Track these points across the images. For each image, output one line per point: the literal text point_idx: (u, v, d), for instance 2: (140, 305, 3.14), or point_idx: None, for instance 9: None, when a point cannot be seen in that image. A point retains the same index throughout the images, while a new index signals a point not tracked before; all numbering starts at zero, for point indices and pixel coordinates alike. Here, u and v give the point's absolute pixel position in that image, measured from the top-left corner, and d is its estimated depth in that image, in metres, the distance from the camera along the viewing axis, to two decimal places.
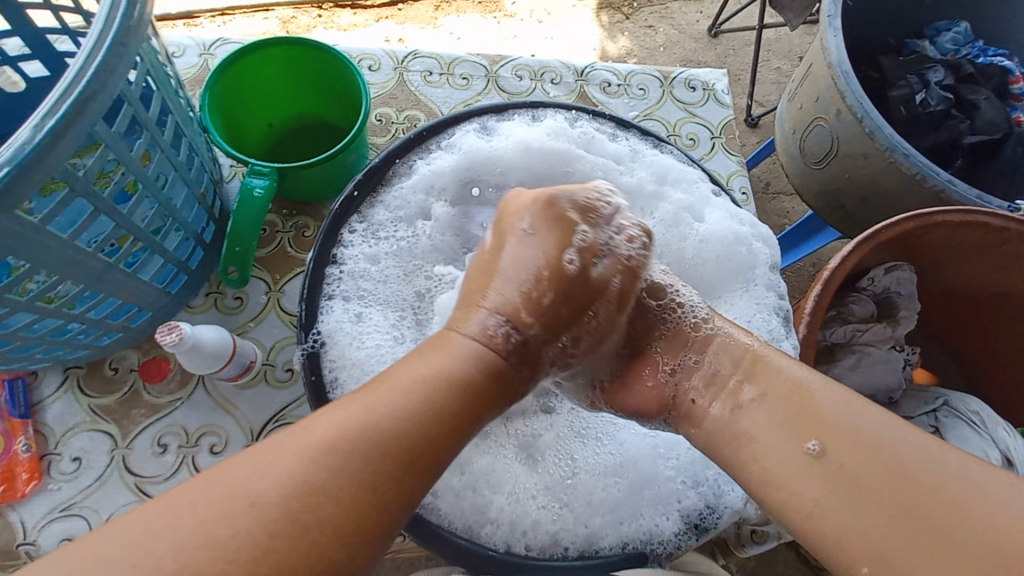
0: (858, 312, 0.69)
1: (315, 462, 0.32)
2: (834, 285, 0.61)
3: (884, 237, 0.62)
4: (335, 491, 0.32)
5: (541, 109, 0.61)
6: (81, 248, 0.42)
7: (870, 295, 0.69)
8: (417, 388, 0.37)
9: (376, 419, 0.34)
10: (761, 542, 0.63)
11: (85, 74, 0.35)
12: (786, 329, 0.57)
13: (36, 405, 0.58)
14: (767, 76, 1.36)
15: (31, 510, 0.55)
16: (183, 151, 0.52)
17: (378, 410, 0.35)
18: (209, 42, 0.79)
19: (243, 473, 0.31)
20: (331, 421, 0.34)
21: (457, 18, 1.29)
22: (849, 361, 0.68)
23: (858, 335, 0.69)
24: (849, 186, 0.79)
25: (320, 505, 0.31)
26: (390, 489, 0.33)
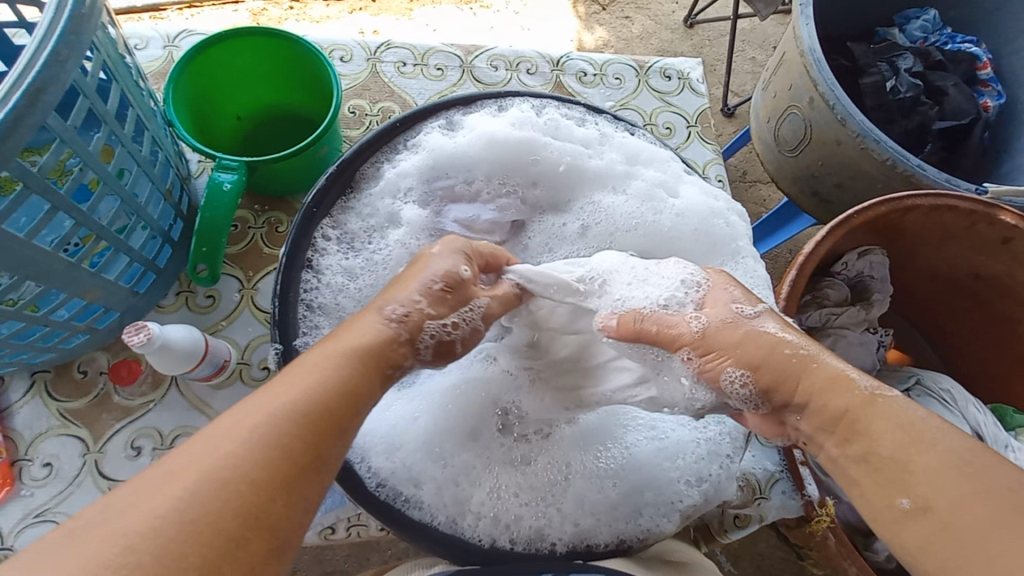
0: (833, 296, 0.71)
1: (231, 462, 0.30)
2: (810, 269, 0.64)
3: (856, 223, 0.64)
4: (264, 461, 0.30)
5: (508, 99, 0.60)
6: (40, 247, 0.40)
7: (844, 279, 0.72)
8: (324, 367, 0.35)
9: (291, 416, 0.32)
10: (744, 527, 0.65)
11: (34, 65, 0.33)
12: (757, 263, 0.59)
13: (3, 411, 0.56)
14: (742, 66, 1.38)
15: (1, 519, 0.53)
16: (146, 146, 0.50)
17: (283, 397, 0.33)
18: (175, 34, 0.77)
19: (194, 456, 0.29)
20: (257, 413, 0.32)
21: (432, 10, 1.29)
22: (825, 344, 0.71)
23: (832, 319, 0.71)
24: (822, 172, 0.81)
25: (256, 474, 0.30)
26: (303, 467, 0.31)
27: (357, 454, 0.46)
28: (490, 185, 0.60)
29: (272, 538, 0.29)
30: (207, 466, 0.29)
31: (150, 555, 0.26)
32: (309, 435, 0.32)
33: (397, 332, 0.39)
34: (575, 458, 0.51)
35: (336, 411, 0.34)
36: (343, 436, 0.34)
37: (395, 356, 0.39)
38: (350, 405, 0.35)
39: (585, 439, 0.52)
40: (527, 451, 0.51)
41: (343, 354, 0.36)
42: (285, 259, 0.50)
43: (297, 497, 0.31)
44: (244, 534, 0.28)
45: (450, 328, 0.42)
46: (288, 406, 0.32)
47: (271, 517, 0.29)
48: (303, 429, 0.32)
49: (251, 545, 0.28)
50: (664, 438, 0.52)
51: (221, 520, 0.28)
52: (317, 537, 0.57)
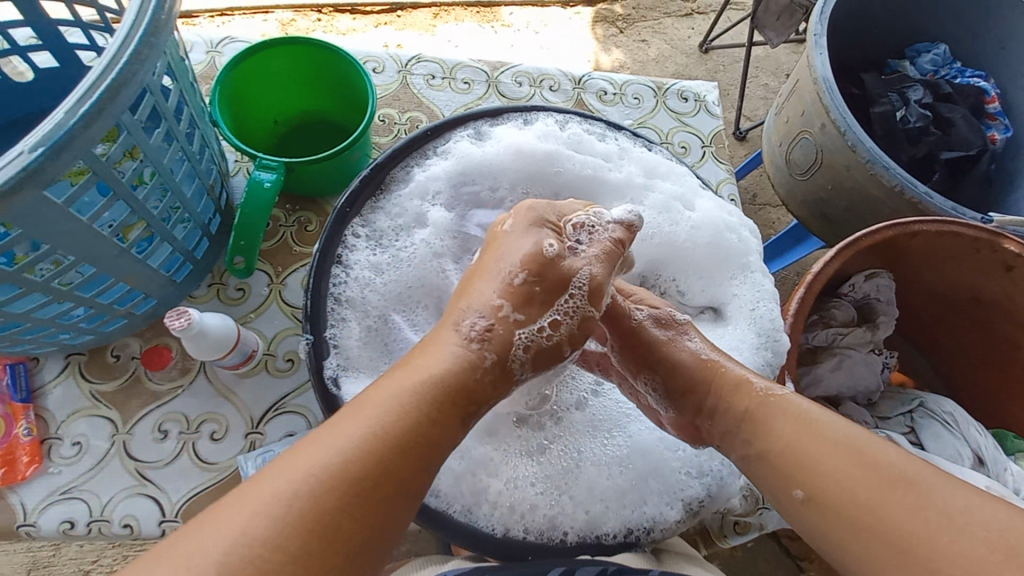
0: (840, 317, 0.73)
1: (287, 508, 0.31)
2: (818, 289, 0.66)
3: (863, 246, 0.66)
4: (319, 512, 0.32)
5: (533, 113, 0.63)
6: (99, 230, 0.43)
7: (851, 301, 0.74)
8: (382, 410, 0.37)
9: (347, 463, 0.34)
10: (743, 533, 0.69)
11: (117, 62, 0.36)
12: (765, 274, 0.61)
13: (37, 390, 0.58)
14: (756, 91, 1.43)
15: (29, 494, 0.55)
16: (196, 143, 0.53)
17: (338, 444, 0.35)
18: (217, 40, 0.81)
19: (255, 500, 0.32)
20: (313, 460, 0.34)
21: (455, 26, 1.35)
22: (830, 363, 0.73)
23: (839, 339, 0.73)
24: (832, 196, 0.84)
25: (311, 525, 0.31)
26: (356, 522, 0.33)
27: None
28: (514, 192, 0.62)
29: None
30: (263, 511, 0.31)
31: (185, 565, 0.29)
32: (362, 487, 0.33)
33: (483, 355, 0.42)
34: (587, 445, 0.53)
35: (390, 461, 0.35)
36: (396, 488, 0.35)
37: (475, 382, 0.41)
38: (404, 451, 0.36)
39: (593, 425, 0.55)
40: (543, 440, 0.53)
41: (402, 393, 0.38)
42: (320, 263, 0.53)
43: (348, 553, 0.32)
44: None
45: (543, 338, 0.44)
46: (344, 455, 0.34)
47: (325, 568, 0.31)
48: (360, 481, 0.34)
49: None
50: (663, 430, 0.54)
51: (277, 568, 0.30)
52: None
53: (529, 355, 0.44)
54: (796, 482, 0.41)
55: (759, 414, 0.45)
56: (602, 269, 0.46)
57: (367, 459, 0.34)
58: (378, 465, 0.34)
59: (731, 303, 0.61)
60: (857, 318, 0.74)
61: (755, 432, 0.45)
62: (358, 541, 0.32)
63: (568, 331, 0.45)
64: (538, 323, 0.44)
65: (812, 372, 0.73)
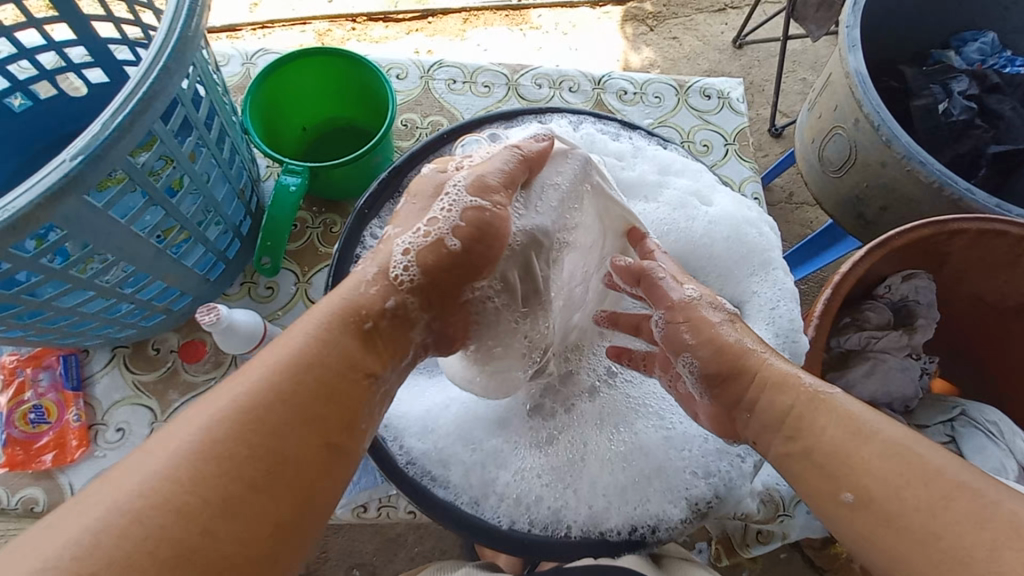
0: (874, 320, 0.71)
1: (193, 453, 0.32)
2: (846, 290, 0.65)
3: (897, 245, 0.64)
4: (225, 452, 0.33)
5: (548, 115, 0.64)
6: (135, 233, 0.46)
7: (888, 303, 0.71)
8: (283, 348, 0.38)
9: (249, 403, 0.35)
10: (766, 542, 0.68)
11: (148, 77, 0.39)
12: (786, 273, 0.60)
13: (86, 379, 0.63)
14: (792, 86, 1.41)
15: (77, 475, 0.59)
16: (226, 151, 0.56)
17: (241, 387, 0.35)
18: (252, 53, 0.85)
19: (164, 447, 0.32)
20: (214, 404, 0.35)
21: (484, 30, 1.37)
22: (863, 368, 0.70)
23: (873, 342, 0.71)
24: (867, 194, 0.81)
25: (217, 464, 0.32)
26: (267, 461, 0.34)
27: (390, 432, 0.51)
28: None
29: (238, 526, 0.31)
30: (171, 456, 0.32)
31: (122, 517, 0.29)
32: (265, 424, 0.34)
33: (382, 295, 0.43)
34: (593, 440, 0.56)
35: (296, 397, 0.36)
36: (304, 424, 0.36)
37: (366, 306, 0.42)
38: (309, 387, 0.37)
39: (601, 419, 0.57)
40: (552, 430, 0.56)
41: (304, 332, 0.39)
42: (341, 269, 0.56)
43: (259, 488, 0.33)
44: (209, 522, 0.31)
45: (423, 241, 0.44)
46: (244, 395, 0.35)
47: (234, 503, 0.32)
48: (264, 418, 0.35)
49: (217, 533, 0.31)
50: (671, 430, 0.56)
51: (184, 505, 0.30)
52: (349, 515, 0.60)
53: (411, 260, 0.44)
54: (846, 484, 0.39)
55: (806, 413, 0.43)
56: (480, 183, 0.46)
57: (271, 396, 0.35)
58: (281, 403, 0.35)
59: (750, 301, 0.60)
60: (894, 320, 0.71)
61: (799, 430, 0.43)
62: (271, 474, 0.33)
63: (447, 229, 0.44)
64: (416, 232, 0.45)
65: (844, 377, 0.71)
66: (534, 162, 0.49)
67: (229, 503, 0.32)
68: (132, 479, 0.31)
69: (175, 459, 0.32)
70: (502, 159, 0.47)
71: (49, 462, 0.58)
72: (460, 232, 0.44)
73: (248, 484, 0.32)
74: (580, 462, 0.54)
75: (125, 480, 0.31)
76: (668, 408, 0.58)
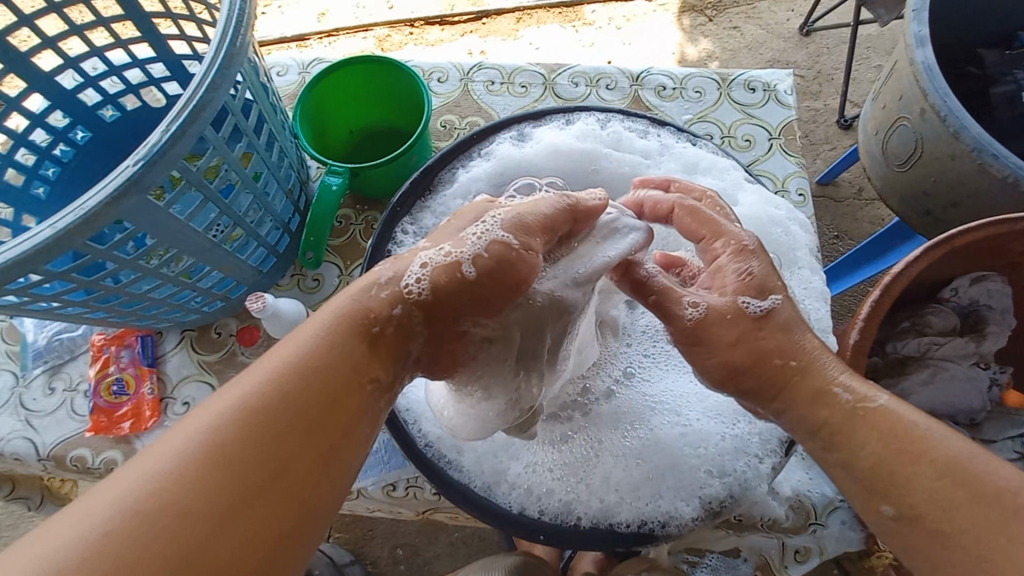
0: (937, 325, 0.69)
1: (201, 452, 0.33)
2: (896, 291, 0.64)
3: (959, 244, 0.62)
4: (230, 453, 0.34)
5: (574, 113, 0.66)
6: (194, 228, 0.52)
7: (955, 307, 0.69)
8: (290, 350, 0.39)
9: (256, 404, 0.36)
10: (803, 562, 0.68)
11: (199, 90, 0.44)
12: (814, 272, 0.60)
13: (160, 357, 0.71)
14: (865, 74, 1.32)
15: (151, 440, 0.66)
16: (274, 153, 0.62)
17: (246, 389, 0.36)
18: (308, 62, 0.92)
19: (169, 446, 0.33)
20: (220, 404, 0.36)
21: (537, 29, 1.39)
22: (923, 375, 0.68)
23: (933, 349, 0.69)
24: (934, 190, 0.75)
25: (222, 465, 0.33)
26: (273, 462, 0.35)
27: (411, 416, 0.55)
28: None
29: (243, 528, 0.32)
30: (176, 454, 0.33)
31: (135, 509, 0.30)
32: (272, 425, 0.36)
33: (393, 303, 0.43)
34: (607, 436, 0.56)
35: (302, 399, 0.37)
36: (310, 426, 0.37)
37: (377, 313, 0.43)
38: (315, 390, 0.38)
39: (617, 417, 0.57)
40: (567, 429, 0.57)
41: (310, 336, 0.40)
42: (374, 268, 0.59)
43: (265, 489, 0.34)
44: (214, 524, 0.31)
45: (441, 261, 0.43)
46: (250, 397, 0.36)
47: (239, 503, 0.32)
48: (269, 421, 0.36)
49: (224, 533, 0.31)
50: (687, 427, 0.56)
51: (190, 506, 0.31)
52: (381, 492, 0.64)
53: (425, 272, 0.43)
54: (884, 499, 0.41)
55: (842, 426, 0.43)
56: (522, 220, 0.45)
57: (277, 399, 0.37)
58: (286, 405, 0.37)
59: None
60: (960, 326, 0.69)
61: (833, 443, 0.44)
62: (277, 475, 0.34)
63: (470, 255, 0.43)
64: (441, 253, 0.44)
65: (899, 385, 0.69)
66: (580, 216, 0.49)
67: (234, 504, 0.32)
68: (140, 474, 0.32)
69: (180, 457, 0.33)
70: (549, 206, 0.47)
71: (126, 428, 0.66)
72: (480, 262, 0.43)
73: (254, 486, 0.33)
74: (593, 456, 0.55)
75: (140, 466, 0.32)
76: (686, 406, 0.58)
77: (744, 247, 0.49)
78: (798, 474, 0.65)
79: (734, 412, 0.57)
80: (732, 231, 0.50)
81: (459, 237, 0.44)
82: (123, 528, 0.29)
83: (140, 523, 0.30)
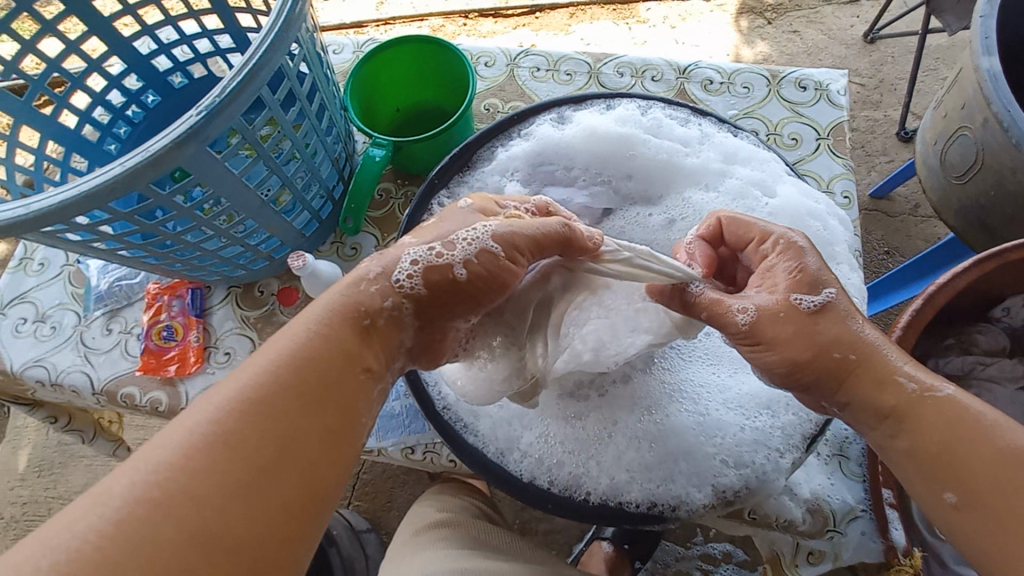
0: (983, 344, 0.67)
1: (207, 444, 0.34)
2: (940, 302, 0.62)
3: (1013, 258, 0.60)
4: (233, 443, 0.35)
5: (615, 99, 0.67)
6: (245, 186, 0.56)
7: (1004, 327, 0.67)
8: (283, 343, 0.40)
9: (253, 395, 0.37)
10: (816, 565, 0.65)
11: (258, 51, 0.47)
12: (851, 267, 0.59)
13: (206, 309, 0.75)
14: (931, 86, 1.27)
15: (193, 384, 0.71)
16: (324, 122, 0.65)
17: (243, 383, 0.37)
18: (363, 42, 0.96)
19: (173, 441, 0.34)
20: (218, 397, 0.37)
21: (589, 25, 1.39)
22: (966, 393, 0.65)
23: (978, 369, 0.66)
24: (994, 202, 0.72)
25: (226, 455, 0.34)
26: (276, 449, 0.36)
27: (431, 378, 0.57)
28: (588, 173, 0.65)
29: (253, 512, 0.34)
30: (180, 446, 0.34)
31: (149, 498, 0.32)
32: (269, 417, 0.36)
33: (382, 299, 0.44)
34: (626, 418, 0.56)
35: (298, 388, 0.38)
36: (308, 414, 0.38)
37: (374, 305, 0.43)
38: (311, 380, 0.39)
39: (634, 400, 0.57)
40: (582, 408, 0.57)
41: (304, 328, 0.41)
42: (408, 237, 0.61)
43: (271, 474, 0.35)
44: (226, 508, 0.33)
45: (432, 262, 0.44)
46: (246, 390, 0.37)
47: (247, 487, 0.34)
48: (266, 412, 0.36)
49: (236, 516, 0.33)
50: (705, 416, 0.56)
51: (198, 494, 0.33)
52: (399, 455, 0.65)
53: (417, 269, 0.44)
54: (945, 486, 0.40)
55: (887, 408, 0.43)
56: (514, 231, 0.46)
57: (274, 390, 0.37)
58: (283, 396, 0.37)
59: None
60: (1008, 347, 0.67)
61: (898, 429, 0.43)
62: (281, 461, 0.36)
63: (462, 257, 0.44)
64: (434, 251, 0.44)
65: None
66: (571, 243, 0.49)
67: (243, 490, 0.34)
68: (149, 466, 0.33)
69: (182, 450, 0.34)
70: (540, 224, 0.48)
71: (172, 371, 0.71)
72: (471, 265, 0.44)
73: (261, 471, 0.35)
74: (608, 433, 0.55)
75: (147, 456, 0.33)
76: (705, 396, 0.57)
77: (792, 243, 0.48)
78: (819, 477, 0.64)
79: (754, 409, 0.56)
80: (780, 230, 0.49)
81: (452, 239, 0.45)
82: (139, 520, 0.31)
83: (153, 513, 0.31)
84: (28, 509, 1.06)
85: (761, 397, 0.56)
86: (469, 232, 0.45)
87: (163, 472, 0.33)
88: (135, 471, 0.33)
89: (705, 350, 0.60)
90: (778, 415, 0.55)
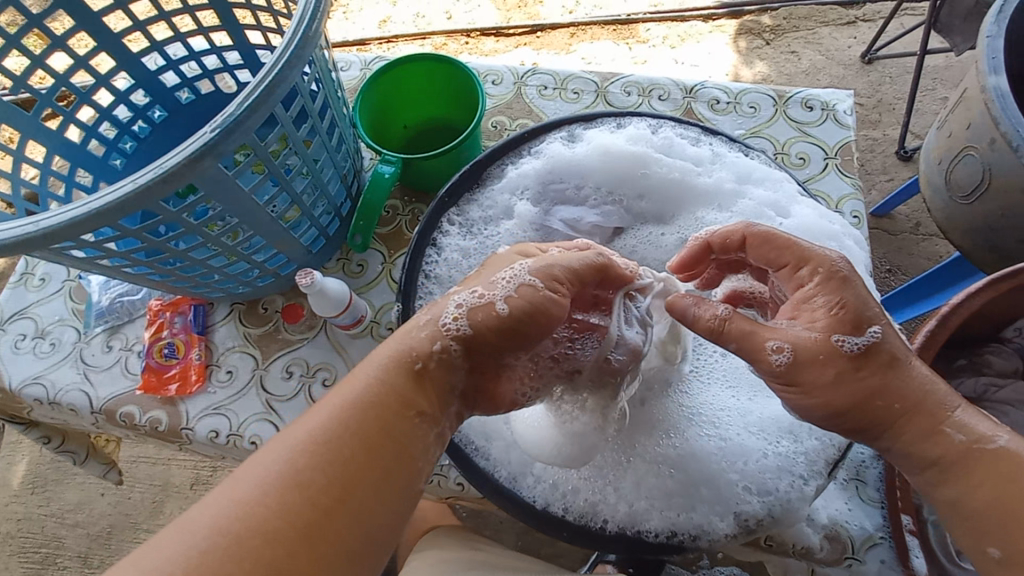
0: (996, 365, 0.66)
1: (279, 486, 0.37)
2: (955, 323, 0.61)
3: None
4: (301, 485, 0.37)
5: (627, 117, 0.66)
6: (256, 203, 0.55)
7: (1015, 348, 0.67)
8: (350, 387, 0.42)
9: (320, 440, 0.39)
10: None
11: (275, 68, 0.47)
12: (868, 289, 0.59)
13: (209, 326, 0.74)
14: (930, 106, 1.28)
15: (194, 404, 0.69)
16: (334, 139, 0.65)
17: (312, 425, 0.39)
18: (370, 59, 0.96)
19: (250, 478, 0.37)
20: (292, 438, 0.39)
21: (590, 44, 1.40)
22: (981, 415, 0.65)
23: (991, 391, 0.65)
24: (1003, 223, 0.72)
25: (294, 496, 0.37)
26: (338, 492, 0.37)
27: None
28: (598, 193, 0.66)
29: (316, 553, 0.35)
30: (256, 483, 0.37)
31: (227, 532, 0.35)
32: (333, 461, 0.38)
33: (431, 343, 0.44)
34: (643, 442, 0.54)
35: (361, 433, 0.40)
36: (367, 460, 0.39)
37: (423, 348, 0.44)
38: (372, 425, 0.40)
39: (652, 423, 0.55)
40: None
41: (368, 372, 0.42)
42: (418, 256, 0.60)
43: (333, 517, 0.37)
44: (292, 548, 0.35)
45: (478, 305, 0.44)
46: (314, 434, 0.39)
47: (311, 528, 0.36)
48: (332, 456, 0.38)
49: (300, 556, 0.35)
50: (725, 440, 0.55)
51: (269, 532, 0.35)
52: None
53: (463, 312, 0.44)
54: (980, 522, 0.41)
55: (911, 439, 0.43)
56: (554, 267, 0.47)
57: (340, 435, 0.39)
58: (346, 440, 0.39)
59: None
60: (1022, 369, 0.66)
61: (933, 464, 0.43)
62: (342, 505, 0.37)
63: (504, 295, 0.45)
64: (479, 294, 0.45)
65: None
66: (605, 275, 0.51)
67: (305, 532, 0.36)
68: (230, 503, 0.36)
69: (258, 489, 0.36)
70: (577, 258, 0.49)
71: (173, 390, 0.70)
72: (513, 300, 0.44)
73: (324, 514, 0.36)
74: (622, 457, 0.54)
75: (225, 493, 0.36)
76: (727, 420, 0.56)
77: (835, 271, 0.45)
78: (837, 503, 0.63)
79: (778, 436, 0.55)
80: (819, 255, 0.46)
81: (491, 282, 0.46)
82: (218, 553, 0.34)
83: (229, 548, 0.34)
84: (21, 528, 1.03)
85: (783, 421, 0.55)
86: (509, 272, 0.46)
87: (235, 512, 0.35)
88: (216, 505, 0.36)
89: (725, 372, 0.60)
90: (801, 440, 0.54)
